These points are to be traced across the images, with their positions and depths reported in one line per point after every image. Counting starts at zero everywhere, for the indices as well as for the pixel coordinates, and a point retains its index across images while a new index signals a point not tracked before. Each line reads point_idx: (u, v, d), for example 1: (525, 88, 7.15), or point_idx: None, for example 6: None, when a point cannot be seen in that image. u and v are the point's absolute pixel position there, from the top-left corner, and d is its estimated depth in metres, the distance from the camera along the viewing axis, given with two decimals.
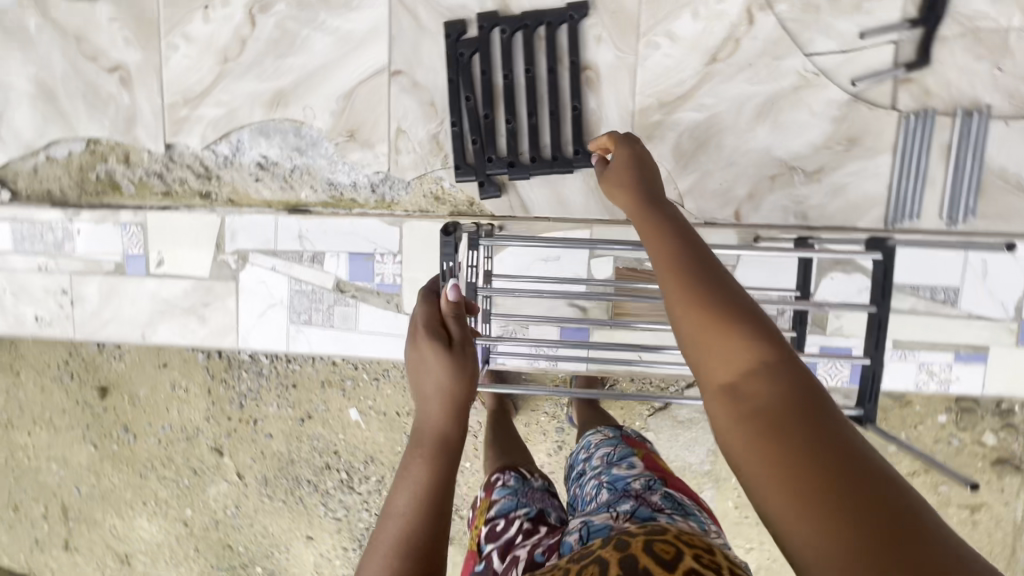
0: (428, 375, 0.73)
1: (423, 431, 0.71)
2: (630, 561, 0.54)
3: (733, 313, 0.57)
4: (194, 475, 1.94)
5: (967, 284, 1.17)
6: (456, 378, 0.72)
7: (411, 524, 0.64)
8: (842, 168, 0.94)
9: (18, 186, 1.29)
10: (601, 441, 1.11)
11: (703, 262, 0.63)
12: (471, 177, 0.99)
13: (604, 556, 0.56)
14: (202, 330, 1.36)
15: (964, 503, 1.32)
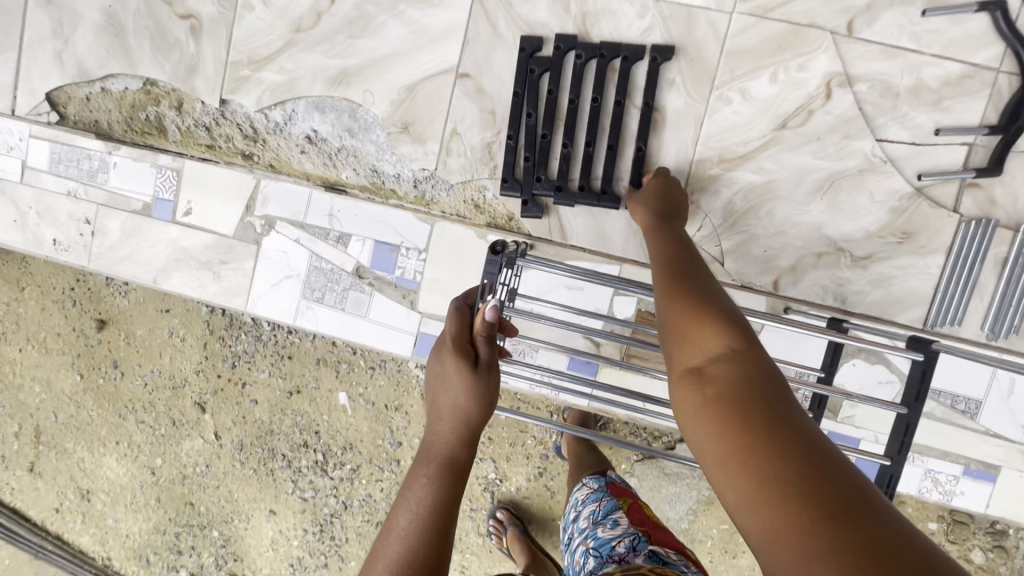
0: (448, 392, 0.71)
1: (434, 450, 0.69)
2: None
3: (712, 314, 0.63)
4: (172, 426, 1.92)
5: (990, 399, 1.14)
6: (476, 401, 0.70)
7: (407, 543, 0.61)
8: (891, 259, 0.92)
9: (67, 111, 1.30)
10: (588, 495, 1.11)
11: (693, 277, 0.70)
12: (516, 192, 0.97)
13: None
14: (214, 287, 1.35)
15: None
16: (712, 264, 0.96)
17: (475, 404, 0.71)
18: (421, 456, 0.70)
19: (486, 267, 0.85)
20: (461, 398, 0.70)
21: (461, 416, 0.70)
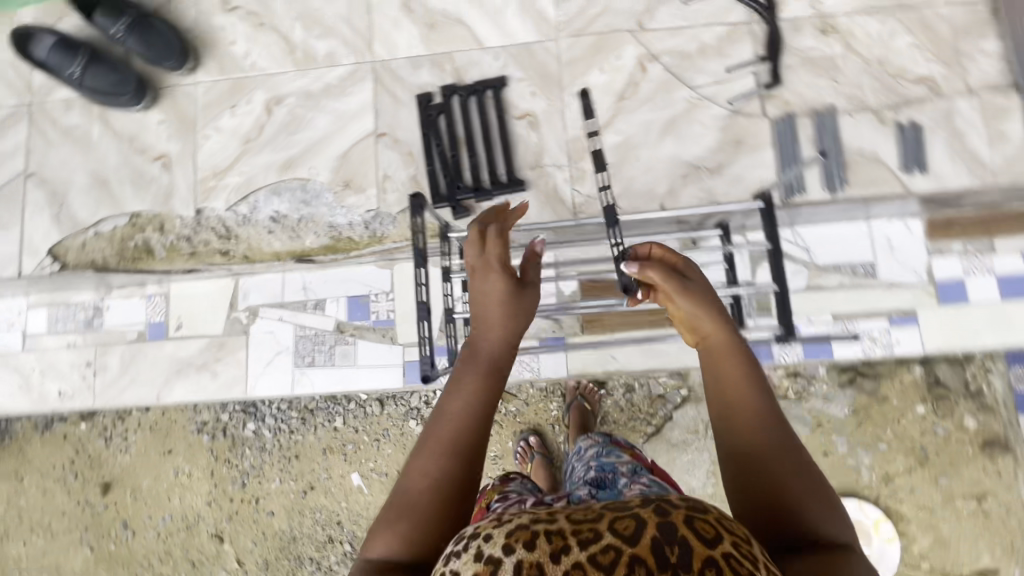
0: (496, 305, 0.86)
1: (482, 352, 0.81)
2: (666, 529, 0.43)
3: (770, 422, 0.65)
4: (192, 568, 1.88)
5: (879, 257, 1.36)
6: (515, 312, 0.85)
7: (461, 423, 0.73)
8: (736, 162, 1.19)
9: (67, 259, 1.38)
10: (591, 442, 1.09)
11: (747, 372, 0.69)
12: (444, 203, 1.22)
13: (638, 520, 0.44)
14: (214, 384, 1.48)
15: (971, 494, 1.33)
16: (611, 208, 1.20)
17: (513, 317, 0.85)
18: (472, 353, 0.82)
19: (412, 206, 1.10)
20: (505, 310, 0.85)
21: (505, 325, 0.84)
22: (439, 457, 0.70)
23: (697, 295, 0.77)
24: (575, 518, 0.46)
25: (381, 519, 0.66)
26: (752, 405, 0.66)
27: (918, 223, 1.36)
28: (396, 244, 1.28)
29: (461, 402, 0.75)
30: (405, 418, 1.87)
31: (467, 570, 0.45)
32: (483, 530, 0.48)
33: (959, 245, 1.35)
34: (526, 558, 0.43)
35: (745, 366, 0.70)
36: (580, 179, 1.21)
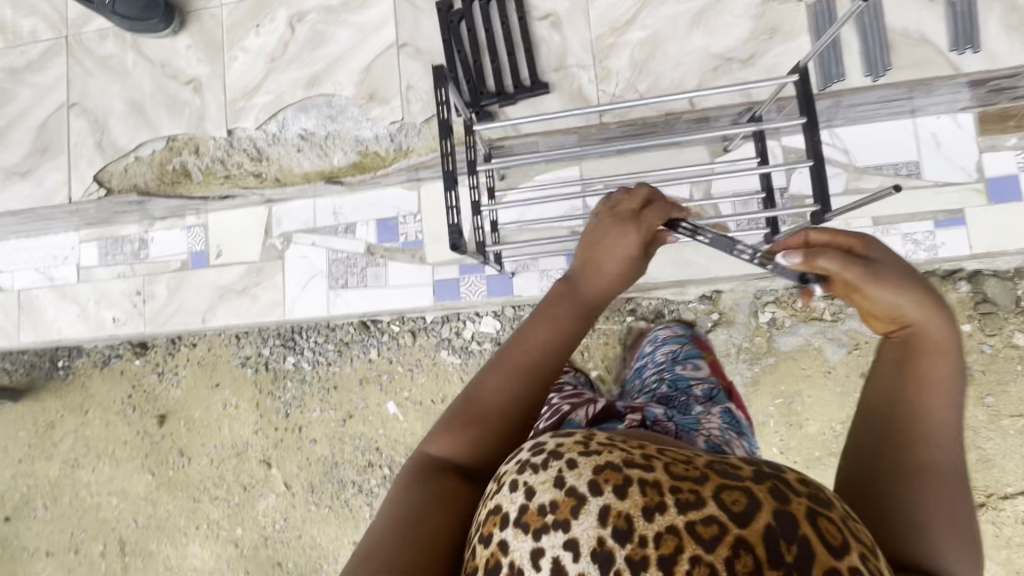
0: (608, 255, 0.84)
1: (583, 297, 0.81)
2: (784, 522, 0.43)
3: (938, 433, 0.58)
4: (244, 492, 2.00)
5: (924, 155, 1.29)
6: (623, 259, 0.84)
7: (543, 354, 0.74)
8: (770, 52, 1.14)
9: (112, 184, 1.42)
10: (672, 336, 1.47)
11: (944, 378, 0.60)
12: (468, 110, 1.21)
13: (753, 501, 0.45)
14: (255, 308, 1.54)
15: (1017, 411, 1.32)
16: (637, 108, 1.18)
17: (618, 271, 0.84)
18: (569, 291, 0.82)
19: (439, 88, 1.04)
20: (611, 255, 0.84)
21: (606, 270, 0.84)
22: (516, 381, 0.72)
23: (895, 284, 0.65)
24: (676, 471, 0.48)
25: (449, 422, 0.71)
26: (942, 431, 0.58)
27: (968, 117, 1.28)
28: (421, 156, 1.30)
29: (549, 337, 0.76)
30: (437, 348, 1.92)
31: (544, 490, 0.48)
32: (564, 453, 0.51)
33: (1014, 140, 1.27)
34: (617, 505, 0.46)
35: (947, 381, 0.60)
36: (606, 78, 1.18)
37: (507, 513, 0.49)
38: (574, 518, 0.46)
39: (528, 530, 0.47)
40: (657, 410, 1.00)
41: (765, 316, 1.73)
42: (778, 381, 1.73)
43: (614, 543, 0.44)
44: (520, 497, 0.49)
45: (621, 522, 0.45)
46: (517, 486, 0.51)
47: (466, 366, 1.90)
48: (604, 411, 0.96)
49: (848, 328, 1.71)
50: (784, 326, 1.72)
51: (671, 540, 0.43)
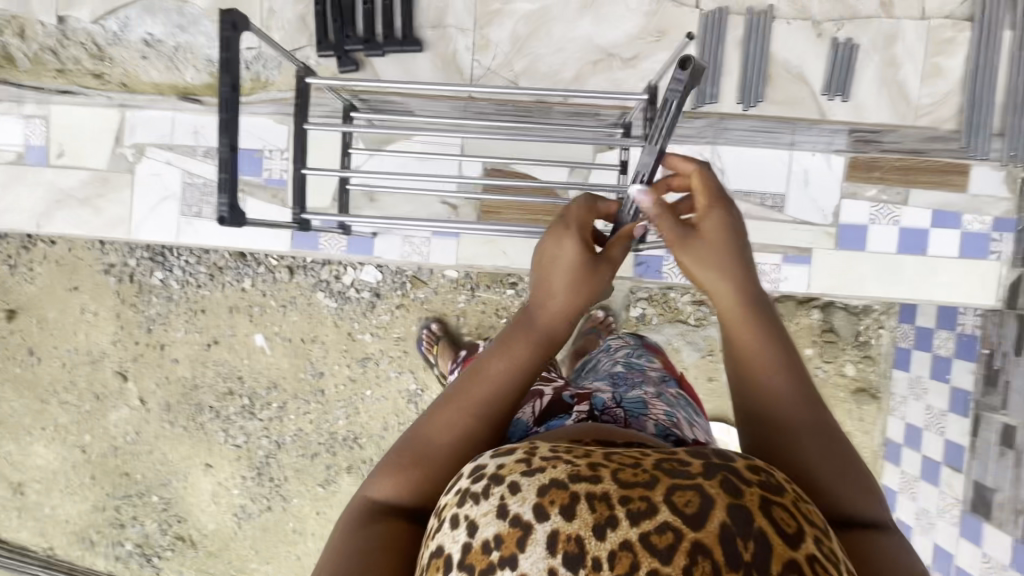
0: (558, 275, 0.68)
1: (540, 325, 0.67)
2: (739, 519, 0.41)
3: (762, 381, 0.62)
4: (96, 400, 1.94)
5: (791, 191, 1.31)
6: (592, 289, 0.70)
7: (500, 386, 0.64)
8: (654, 56, 1.08)
9: None
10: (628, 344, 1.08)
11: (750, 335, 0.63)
12: (330, 52, 1.09)
13: (705, 502, 0.41)
14: (96, 221, 1.42)
15: None
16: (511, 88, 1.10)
17: (576, 292, 0.68)
18: (524, 318, 0.68)
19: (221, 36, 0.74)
20: (580, 286, 0.69)
21: (576, 299, 0.68)
22: (463, 415, 0.63)
23: (719, 250, 0.65)
24: (624, 477, 0.43)
25: (391, 461, 0.61)
26: (788, 408, 0.61)
27: (840, 160, 1.30)
28: (282, 92, 1.24)
29: (506, 368, 0.65)
30: (314, 289, 1.87)
31: (489, 523, 0.44)
32: (505, 476, 0.46)
33: (874, 191, 1.30)
34: (565, 528, 0.41)
35: (770, 358, 0.62)
36: (484, 49, 1.09)
37: (449, 556, 0.44)
38: (522, 552, 0.42)
39: (474, 572, 0.43)
40: (604, 393, 0.81)
41: (635, 311, 1.79)
42: None
43: (568, 574, 0.40)
44: (461, 534, 0.45)
45: (572, 547, 0.41)
46: (457, 519, 0.46)
47: (341, 312, 1.87)
48: (551, 405, 0.76)
49: (707, 334, 1.80)
50: (651, 322, 1.79)
51: (626, 557, 0.40)
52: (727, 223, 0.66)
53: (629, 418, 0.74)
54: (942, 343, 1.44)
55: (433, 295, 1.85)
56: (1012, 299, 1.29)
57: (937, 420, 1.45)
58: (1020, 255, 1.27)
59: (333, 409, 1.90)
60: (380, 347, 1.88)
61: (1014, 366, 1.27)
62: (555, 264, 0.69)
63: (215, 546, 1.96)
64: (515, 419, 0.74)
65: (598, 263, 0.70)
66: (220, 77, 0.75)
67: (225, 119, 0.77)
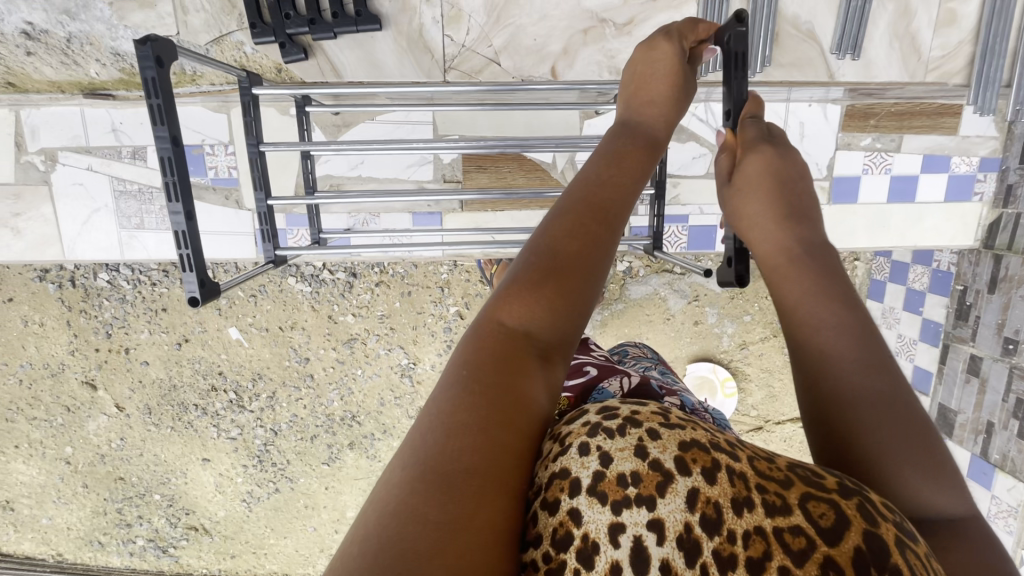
0: (657, 83, 0.72)
1: (643, 134, 0.68)
2: (877, 549, 0.38)
3: (824, 324, 0.57)
4: (68, 412, 1.83)
5: None
6: (677, 90, 0.72)
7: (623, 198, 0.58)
8: (649, 20, 0.99)
9: None
10: (640, 355, 1.05)
11: (820, 278, 0.61)
12: (269, 37, 0.95)
13: (843, 519, 0.39)
14: (19, 244, 1.23)
15: None
16: (490, 68, 1.01)
17: (672, 99, 0.72)
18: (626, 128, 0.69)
19: (145, 70, 0.71)
20: (666, 101, 0.71)
21: (662, 109, 0.72)
22: (593, 227, 0.54)
23: (750, 196, 0.70)
24: (760, 467, 0.43)
25: (514, 283, 0.51)
26: (848, 361, 0.55)
27: (836, 109, 1.23)
28: (215, 85, 1.13)
29: (625, 179, 0.60)
30: (284, 275, 1.75)
31: (625, 460, 0.43)
32: (644, 422, 0.45)
33: (868, 140, 1.26)
34: (705, 490, 0.41)
35: (818, 302, 0.59)
36: (455, 21, 0.98)
37: (577, 480, 0.42)
38: (660, 497, 0.41)
39: (607, 502, 0.41)
40: (687, 394, 0.76)
41: (622, 265, 1.78)
42: (623, 325, 1.84)
43: (701, 533, 0.40)
44: (594, 462, 0.43)
45: (710, 512, 0.40)
46: (587, 448, 0.44)
47: (318, 296, 1.77)
48: (641, 388, 0.71)
49: (692, 281, 1.81)
50: (638, 275, 1.79)
51: (759, 542, 0.39)
52: (765, 167, 0.70)
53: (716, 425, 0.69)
54: (917, 277, 1.47)
55: (414, 270, 1.77)
56: (989, 240, 1.33)
57: (908, 348, 1.52)
58: (1001, 195, 1.29)
59: (326, 392, 1.87)
60: (364, 327, 1.81)
61: (985, 302, 1.34)
62: (644, 79, 0.73)
63: (229, 530, 2.00)
64: (600, 386, 0.70)
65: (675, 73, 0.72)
66: (156, 126, 0.75)
67: (176, 182, 0.77)
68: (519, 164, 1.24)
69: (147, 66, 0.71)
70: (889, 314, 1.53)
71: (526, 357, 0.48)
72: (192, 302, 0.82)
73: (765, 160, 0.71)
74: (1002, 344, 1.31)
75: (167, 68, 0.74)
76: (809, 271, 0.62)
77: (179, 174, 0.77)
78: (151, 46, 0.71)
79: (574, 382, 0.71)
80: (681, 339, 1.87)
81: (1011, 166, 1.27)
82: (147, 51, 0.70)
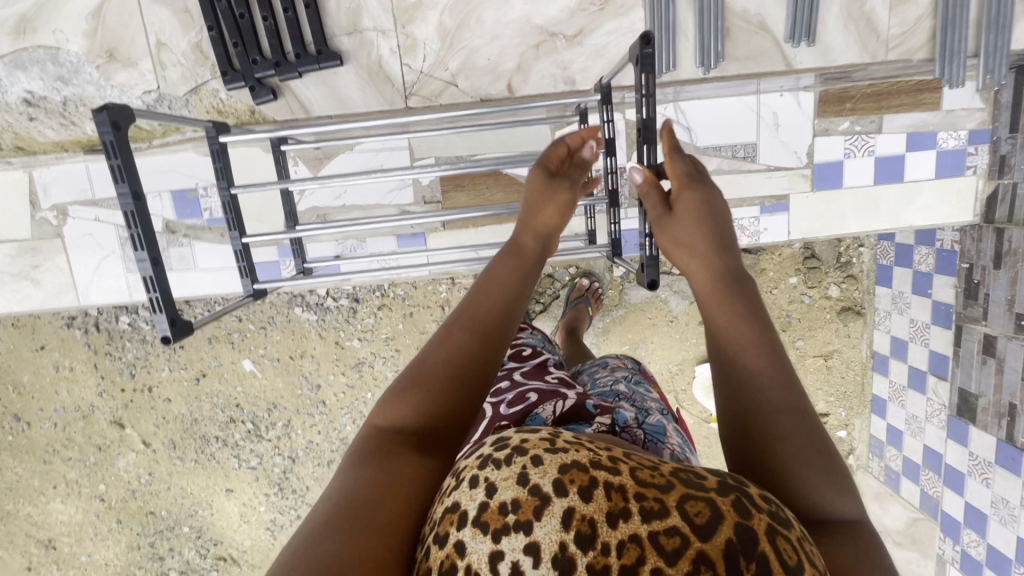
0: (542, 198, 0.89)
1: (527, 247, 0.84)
2: (745, 539, 0.40)
3: (742, 341, 0.63)
4: (100, 451, 1.93)
5: (762, 137, 1.25)
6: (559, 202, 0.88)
7: (495, 310, 0.73)
8: (596, 30, 1.03)
9: None
10: (619, 365, 1.05)
11: (743, 301, 0.67)
12: (240, 83, 1.02)
13: (717, 514, 0.40)
14: (38, 294, 1.32)
15: (821, 352, 1.54)
16: (449, 90, 1.06)
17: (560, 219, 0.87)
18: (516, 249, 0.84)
19: (103, 134, 0.78)
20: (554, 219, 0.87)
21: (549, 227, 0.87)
22: (472, 345, 0.69)
23: (681, 223, 0.77)
24: (641, 477, 0.43)
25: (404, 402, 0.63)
26: (763, 378, 0.60)
27: (809, 97, 1.23)
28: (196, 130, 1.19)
29: (504, 299, 0.75)
30: (290, 305, 1.81)
31: (507, 488, 0.44)
32: (529, 450, 0.46)
33: (846, 124, 1.25)
34: (581, 508, 0.41)
35: (737, 325, 0.65)
36: (411, 50, 1.03)
37: (466, 512, 0.44)
38: (537, 521, 0.41)
39: (489, 532, 0.42)
40: (627, 408, 0.81)
41: (618, 270, 1.78)
42: (625, 330, 1.83)
43: (576, 549, 0.40)
44: (481, 494, 0.44)
45: (584, 528, 0.40)
46: (477, 481, 0.45)
47: (324, 323, 1.83)
48: (575, 410, 0.75)
49: None
50: (635, 279, 1.78)
51: (633, 550, 0.39)
52: (696, 199, 0.77)
53: (647, 442, 0.74)
54: (922, 259, 1.43)
55: (414, 291, 1.81)
56: (989, 214, 1.28)
57: (922, 333, 1.46)
58: (996, 167, 1.25)
59: (339, 417, 1.91)
60: (371, 350, 1.85)
61: (993, 279, 1.28)
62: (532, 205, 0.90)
63: (256, 558, 2.05)
64: (534, 413, 0.75)
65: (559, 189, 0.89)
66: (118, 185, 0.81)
67: (139, 234, 0.82)
68: (495, 179, 1.27)
69: (105, 129, 0.79)
70: (898, 300, 1.48)
71: (400, 446, 0.59)
72: (165, 340, 0.87)
73: (694, 194, 0.78)
74: (1016, 321, 1.25)
75: (125, 129, 0.81)
76: (732, 297, 0.67)
77: (143, 226, 0.82)
78: (107, 112, 0.78)
79: (513, 408, 0.76)
80: (687, 341, 1.84)
81: (1002, 136, 1.23)
82: (102, 115, 0.77)
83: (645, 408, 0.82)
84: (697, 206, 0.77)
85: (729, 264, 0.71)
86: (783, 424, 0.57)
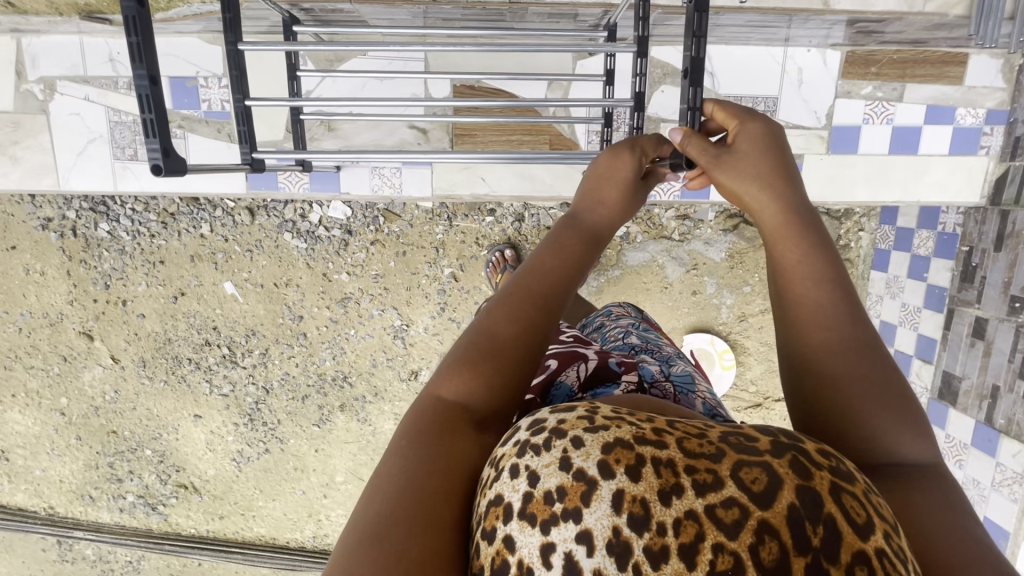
0: (612, 189, 0.74)
1: (589, 224, 0.72)
2: (809, 503, 0.36)
3: (807, 284, 0.57)
4: (64, 362, 1.85)
5: (784, 92, 1.24)
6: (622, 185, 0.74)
7: (559, 283, 0.63)
8: None
9: None
10: (624, 314, 1.02)
11: (809, 242, 0.59)
12: None
13: (775, 480, 0.37)
14: (17, 172, 1.25)
15: None
16: None
17: (625, 202, 0.74)
18: (571, 220, 0.72)
19: None
20: (614, 195, 0.74)
21: (609, 206, 0.73)
22: (529, 312, 0.59)
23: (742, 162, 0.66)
24: (689, 447, 0.39)
25: (460, 362, 0.55)
26: (834, 324, 0.54)
27: (836, 56, 1.22)
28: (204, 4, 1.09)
29: (567, 266, 0.65)
30: (279, 230, 1.75)
31: (550, 475, 0.40)
32: (567, 430, 0.42)
33: (869, 88, 1.24)
34: (630, 489, 0.38)
35: (808, 263, 0.58)
36: None
37: (509, 505, 0.40)
38: (585, 507, 0.38)
39: (535, 524, 0.39)
40: (650, 362, 0.77)
41: (619, 231, 1.74)
42: (619, 293, 1.80)
43: (630, 534, 0.36)
44: (523, 484, 0.41)
45: (636, 509, 0.37)
46: (517, 469, 0.42)
47: (313, 252, 1.77)
48: (599, 372, 0.71)
49: (690, 249, 1.75)
50: (635, 242, 1.74)
51: (691, 527, 0.36)
52: (758, 132, 0.67)
53: (679, 394, 0.70)
54: (921, 243, 1.42)
55: (410, 229, 1.76)
56: (996, 196, 1.29)
57: (912, 316, 1.46)
58: (1009, 148, 1.26)
59: (318, 351, 1.85)
60: (359, 286, 1.80)
61: (991, 261, 1.29)
62: (599, 179, 0.75)
63: (219, 489, 2.00)
64: (559, 381, 0.69)
65: (621, 170, 0.75)
66: None
67: (139, 42, 0.74)
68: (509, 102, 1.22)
69: None
70: (892, 283, 1.47)
71: (464, 423, 0.52)
72: (153, 172, 0.79)
73: (756, 128, 0.67)
74: (1009, 304, 1.26)
75: None
76: (797, 239, 0.60)
77: (143, 35, 0.74)
78: None
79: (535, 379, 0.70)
80: (678, 311, 1.80)
81: (1019, 118, 1.23)
82: None
83: (667, 361, 0.79)
84: (756, 144, 0.66)
85: (796, 207, 0.63)
86: (851, 367, 0.52)
